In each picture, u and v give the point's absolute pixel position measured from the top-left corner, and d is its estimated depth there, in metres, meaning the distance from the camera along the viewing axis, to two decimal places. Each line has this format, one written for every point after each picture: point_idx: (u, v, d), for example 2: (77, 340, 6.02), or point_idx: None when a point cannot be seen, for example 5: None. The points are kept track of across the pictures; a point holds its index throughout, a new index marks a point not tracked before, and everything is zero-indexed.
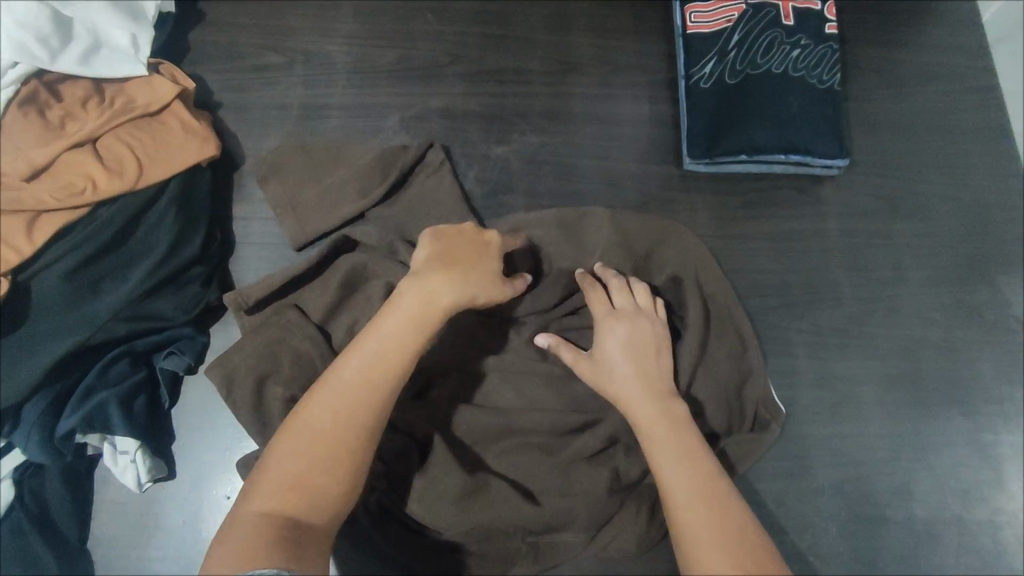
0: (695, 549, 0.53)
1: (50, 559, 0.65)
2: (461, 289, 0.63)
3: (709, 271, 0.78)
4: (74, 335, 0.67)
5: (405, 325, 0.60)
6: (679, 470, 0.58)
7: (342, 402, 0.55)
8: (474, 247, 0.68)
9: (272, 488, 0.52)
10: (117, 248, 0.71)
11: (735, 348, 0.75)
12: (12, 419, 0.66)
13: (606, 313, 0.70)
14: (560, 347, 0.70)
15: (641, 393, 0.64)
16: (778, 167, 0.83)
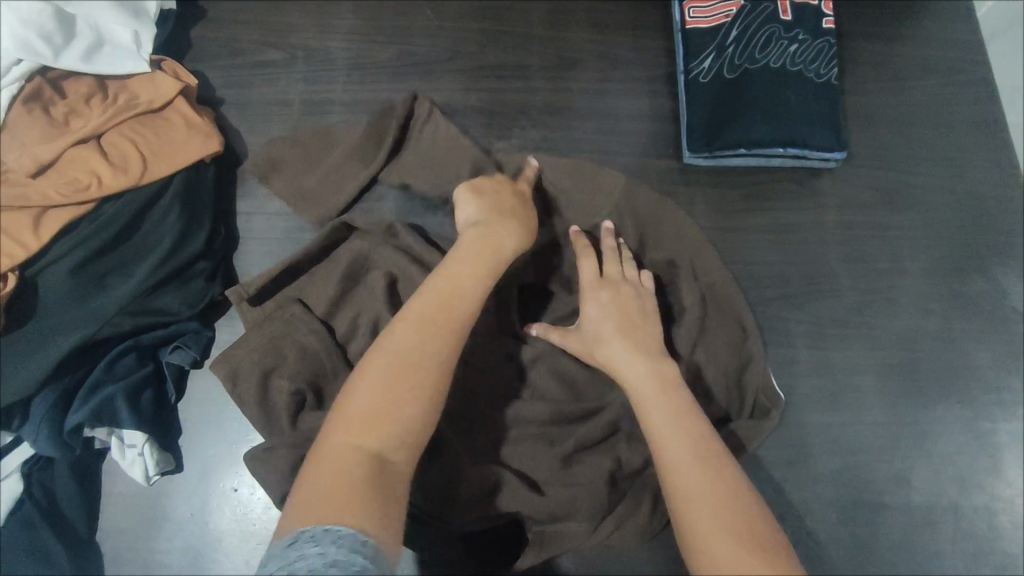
0: (688, 513, 0.54)
1: (60, 551, 0.66)
2: (519, 238, 0.68)
3: (710, 262, 0.78)
4: (80, 330, 0.67)
5: (467, 266, 0.63)
6: (670, 436, 0.59)
7: (422, 336, 0.57)
8: (519, 199, 0.72)
9: (360, 419, 0.52)
10: (123, 244, 0.71)
11: (735, 336, 0.76)
12: (21, 412, 0.67)
13: (592, 283, 0.71)
14: (550, 333, 0.71)
15: (633, 362, 0.65)
16: (777, 160, 0.84)
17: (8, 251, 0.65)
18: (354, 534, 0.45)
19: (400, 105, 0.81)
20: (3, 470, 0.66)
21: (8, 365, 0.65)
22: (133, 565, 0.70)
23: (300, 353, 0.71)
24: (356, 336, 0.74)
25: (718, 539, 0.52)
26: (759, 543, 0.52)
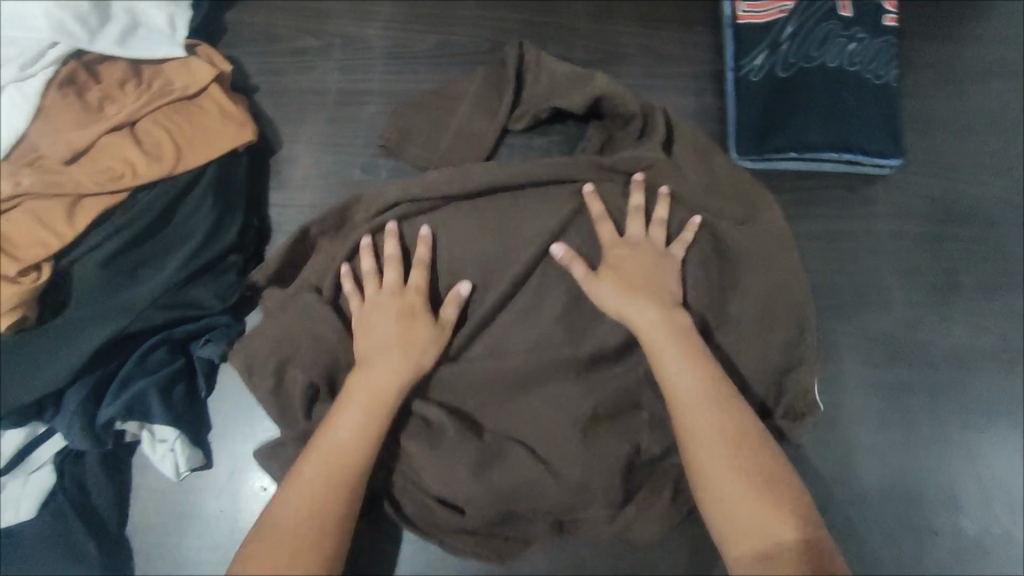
0: (705, 458, 0.57)
1: (91, 545, 0.65)
2: (401, 372, 0.63)
3: (784, 262, 0.72)
4: (112, 323, 0.65)
5: (357, 408, 0.61)
6: (687, 385, 0.60)
7: (311, 495, 0.57)
8: (408, 317, 0.65)
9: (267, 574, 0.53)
10: (155, 235, 0.69)
11: (792, 337, 0.70)
12: (52, 405, 0.65)
13: (613, 242, 0.68)
14: (574, 262, 0.67)
15: (646, 322, 0.64)
16: (829, 166, 0.80)
17: (41, 240, 0.64)
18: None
19: (511, 55, 0.79)
20: (36, 461, 0.65)
21: (38, 359, 0.63)
22: (163, 561, 0.69)
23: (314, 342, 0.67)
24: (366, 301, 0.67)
25: (730, 484, 0.56)
26: (763, 477, 0.56)
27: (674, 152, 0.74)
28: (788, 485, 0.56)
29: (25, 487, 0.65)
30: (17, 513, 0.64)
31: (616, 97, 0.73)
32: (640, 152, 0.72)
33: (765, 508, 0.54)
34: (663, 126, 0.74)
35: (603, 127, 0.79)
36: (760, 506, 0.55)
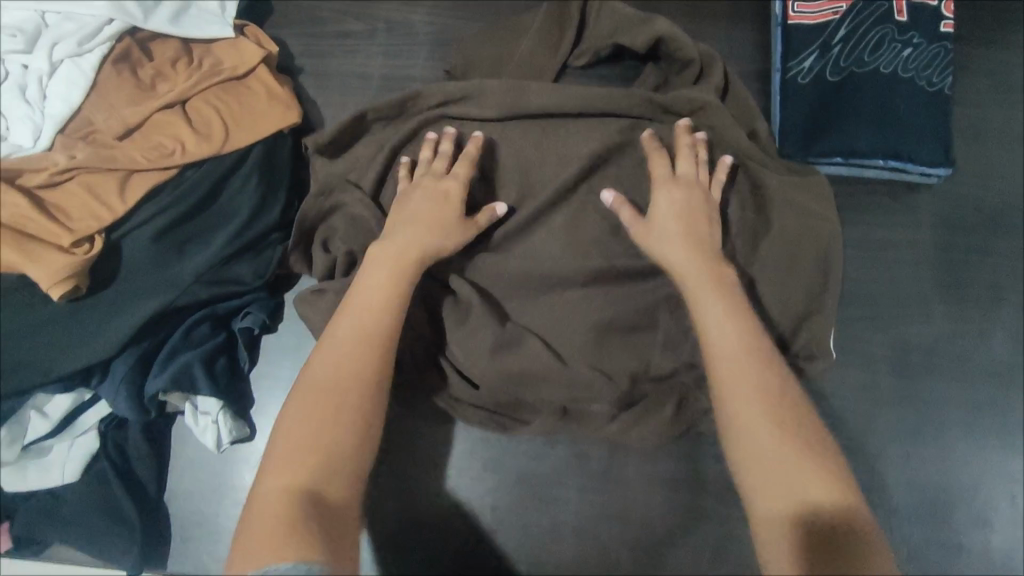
0: (738, 385, 0.57)
1: (131, 509, 0.67)
2: (432, 246, 0.66)
3: (822, 201, 0.76)
4: (160, 296, 0.67)
5: (371, 305, 0.61)
6: (721, 325, 0.60)
7: (344, 360, 0.58)
8: (442, 201, 0.68)
9: (288, 462, 0.52)
10: (202, 212, 0.71)
11: (814, 283, 0.74)
12: (101, 370, 0.66)
13: (665, 176, 0.70)
14: (620, 206, 0.70)
15: (677, 254, 0.65)
16: (873, 172, 0.79)
17: (94, 212, 0.65)
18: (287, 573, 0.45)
19: None
20: (82, 425, 0.67)
21: (88, 327, 0.65)
22: (199, 529, 0.70)
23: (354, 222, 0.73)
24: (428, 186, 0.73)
25: (766, 414, 0.55)
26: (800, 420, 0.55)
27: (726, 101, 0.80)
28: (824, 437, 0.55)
29: (68, 452, 0.67)
30: (61, 477, 0.66)
31: (682, 42, 0.78)
32: (694, 93, 0.77)
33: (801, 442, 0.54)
34: (721, 74, 0.79)
35: (659, 70, 0.83)
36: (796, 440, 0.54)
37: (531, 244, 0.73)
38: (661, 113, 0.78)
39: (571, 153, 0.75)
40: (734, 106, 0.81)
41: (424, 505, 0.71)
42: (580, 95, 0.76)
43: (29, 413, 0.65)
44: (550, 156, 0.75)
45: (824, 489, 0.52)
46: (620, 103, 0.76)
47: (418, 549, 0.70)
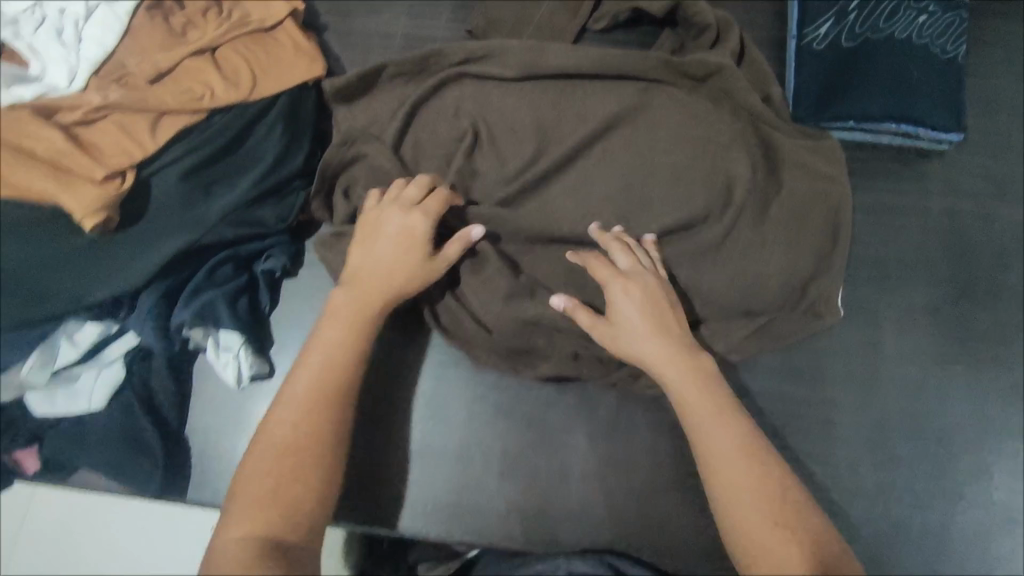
0: (718, 470, 0.60)
1: (154, 438, 0.70)
2: (395, 287, 0.67)
3: (829, 156, 0.78)
4: (186, 234, 0.69)
5: (332, 358, 0.63)
6: (698, 405, 0.63)
7: (301, 414, 0.60)
8: (410, 240, 0.68)
9: (244, 514, 0.54)
10: (228, 156, 0.73)
11: (824, 244, 0.75)
12: (128, 303, 0.68)
13: (615, 274, 0.69)
14: (578, 311, 0.68)
15: (643, 340, 0.66)
16: (885, 138, 0.80)
17: (126, 149, 0.67)
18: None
19: None
20: (108, 357, 0.69)
21: (117, 260, 0.67)
22: (217, 459, 0.72)
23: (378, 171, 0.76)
24: (455, 141, 0.77)
25: (742, 497, 0.58)
26: (773, 491, 0.58)
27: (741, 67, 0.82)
28: (800, 507, 0.58)
29: (94, 382, 0.69)
30: (89, 404, 0.68)
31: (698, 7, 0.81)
32: (709, 57, 0.79)
33: (775, 518, 0.57)
34: (737, 40, 0.81)
35: (676, 36, 0.85)
36: (770, 516, 0.57)
37: (546, 200, 0.76)
38: (678, 77, 0.80)
39: (586, 112, 0.77)
40: (750, 73, 0.82)
41: (438, 445, 0.73)
42: (597, 56, 0.78)
43: (60, 341, 0.67)
44: (566, 113, 0.77)
45: (797, 553, 0.55)
46: (638, 66, 0.78)
47: (431, 488, 0.72)
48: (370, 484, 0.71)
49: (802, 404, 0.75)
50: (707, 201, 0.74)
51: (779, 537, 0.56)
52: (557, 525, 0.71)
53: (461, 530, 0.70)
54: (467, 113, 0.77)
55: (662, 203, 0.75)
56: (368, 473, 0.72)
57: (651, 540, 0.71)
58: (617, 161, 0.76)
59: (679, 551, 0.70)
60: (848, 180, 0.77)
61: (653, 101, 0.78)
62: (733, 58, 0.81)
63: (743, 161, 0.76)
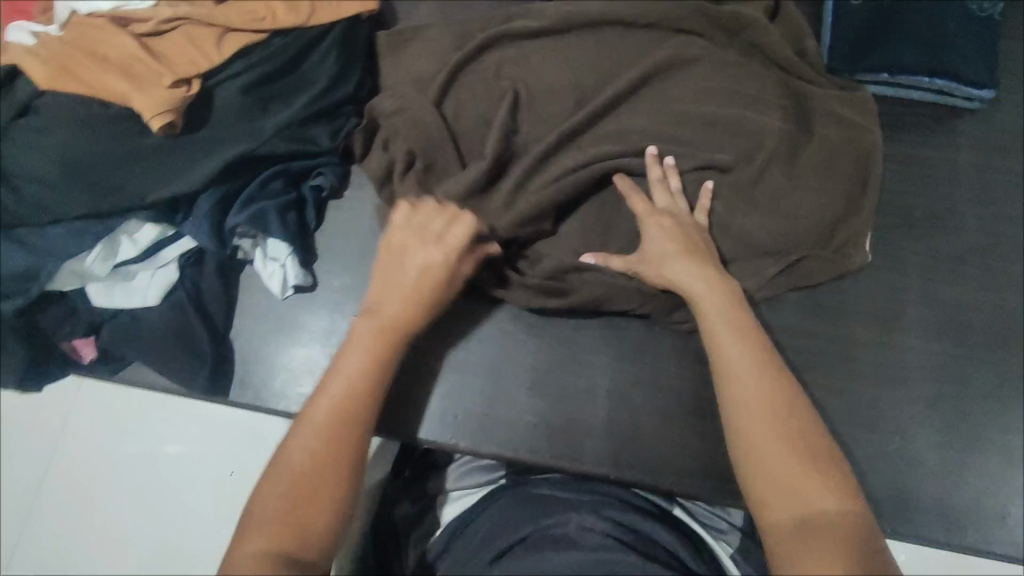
0: (746, 408, 0.57)
1: (204, 336, 0.73)
2: (418, 318, 0.65)
3: (861, 101, 0.80)
4: (243, 144, 0.72)
5: (352, 384, 0.59)
6: (734, 345, 0.61)
7: (320, 440, 0.56)
8: (436, 272, 0.66)
9: (259, 534, 0.51)
10: (285, 76, 0.76)
11: (854, 188, 0.77)
12: (186, 207, 0.72)
13: (647, 210, 0.72)
14: (610, 257, 0.73)
15: (672, 260, 0.68)
16: (919, 93, 0.83)
17: (193, 61, 0.71)
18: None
19: None
20: (162, 259, 0.72)
21: (178, 164, 0.70)
22: (260, 364, 0.76)
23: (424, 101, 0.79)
24: (495, 80, 0.80)
25: (771, 436, 0.56)
26: (804, 438, 0.55)
27: (779, 21, 0.83)
28: (833, 457, 0.55)
29: (149, 280, 0.73)
30: (145, 300, 0.72)
31: None
32: (745, 11, 0.80)
33: (801, 462, 0.54)
34: None
35: None
36: (798, 464, 0.54)
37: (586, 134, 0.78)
38: (710, 30, 0.82)
39: (625, 58, 0.81)
40: (784, 29, 0.84)
41: (471, 362, 0.76)
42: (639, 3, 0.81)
43: (120, 238, 0.71)
44: (607, 56, 0.81)
45: (823, 494, 0.52)
46: (676, 15, 0.81)
47: (462, 401, 0.75)
48: (404, 392, 0.74)
49: (827, 341, 0.76)
50: (740, 144, 0.77)
51: (807, 478, 0.53)
52: (583, 442, 0.73)
53: (488, 442, 0.74)
54: (512, 59, 0.80)
55: (694, 144, 0.77)
56: (405, 382, 0.75)
57: (674, 460, 0.73)
58: (658, 103, 0.79)
59: (701, 471, 0.72)
60: (879, 129, 0.79)
61: (694, 46, 0.80)
62: (769, 13, 0.83)
63: (771, 115, 0.78)
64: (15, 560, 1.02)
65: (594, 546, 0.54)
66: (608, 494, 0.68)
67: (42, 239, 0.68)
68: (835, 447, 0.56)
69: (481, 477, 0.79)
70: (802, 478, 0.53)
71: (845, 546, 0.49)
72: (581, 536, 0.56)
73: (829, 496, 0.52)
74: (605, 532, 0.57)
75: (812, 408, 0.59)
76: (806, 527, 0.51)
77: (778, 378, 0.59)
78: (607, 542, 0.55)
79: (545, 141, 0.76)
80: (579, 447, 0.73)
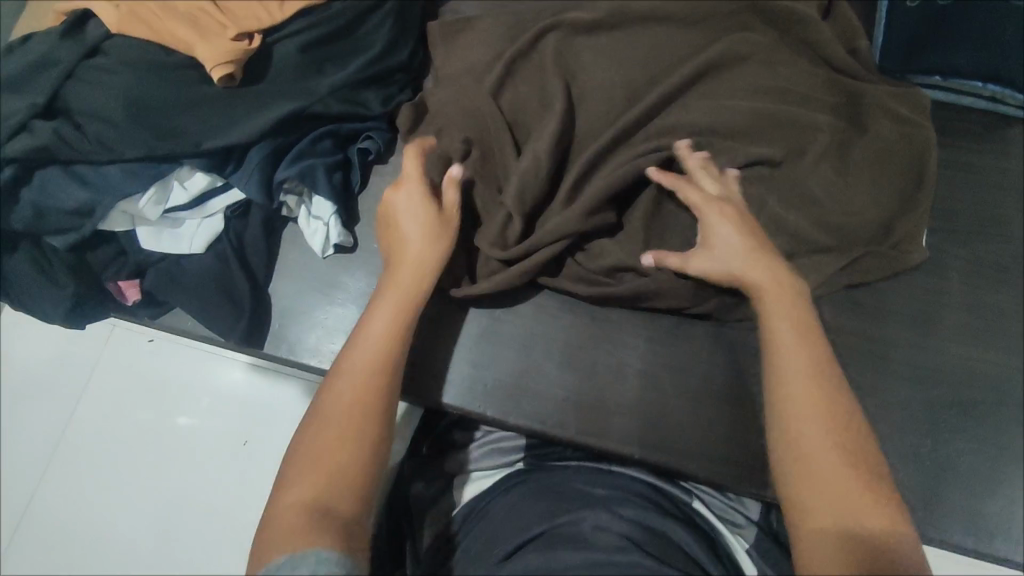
0: (797, 418, 0.56)
1: (245, 287, 0.74)
2: (431, 264, 0.66)
3: (916, 102, 0.80)
4: (298, 100, 0.73)
5: (376, 335, 0.61)
6: (790, 351, 0.60)
7: (349, 387, 0.57)
8: (425, 210, 0.68)
9: (296, 481, 0.52)
10: (342, 39, 0.77)
11: (909, 183, 0.78)
12: (237, 158, 0.73)
13: (705, 199, 0.70)
14: (666, 258, 0.71)
15: (737, 257, 0.67)
16: (971, 99, 0.83)
17: (257, 16, 0.73)
18: (290, 558, 0.46)
19: None
20: (210, 209, 0.74)
21: (234, 114, 0.72)
22: (295, 320, 0.76)
23: (477, 75, 0.80)
24: (549, 61, 0.79)
25: (824, 449, 0.54)
26: (856, 454, 0.54)
27: (832, 18, 0.83)
28: (881, 478, 0.53)
29: (197, 228, 0.74)
30: (190, 247, 0.74)
31: None
32: (796, 5, 0.80)
33: (854, 481, 0.52)
34: None
35: None
36: (851, 480, 0.52)
37: (639, 121, 0.78)
38: (761, 23, 0.82)
39: (677, 44, 0.81)
40: (835, 27, 0.83)
41: (505, 333, 0.77)
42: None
43: (172, 184, 0.72)
44: (660, 42, 0.81)
45: (874, 516, 0.50)
46: (730, 7, 0.81)
47: (494, 371, 0.75)
48: (436, 356, 0.75)
49: (863, 338, 0.76)
50: (789, 136, 0.77)
51: (862, 496, 0.51)
52: (613, 421, 0.73)
53: (517, 413, 0.74)
54: (566, 39, 0.81)
55: (744, 134, 0.77)
56: (438, 347, 0.76)
57: (703, 446, 0.72)
58: (707, 92, 0.79)
59: (729, 459, 0.72)
60: (931, 126, 0.80)
61: (747, 37, 0.80)
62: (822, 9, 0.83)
63: (824, 113, 0.78)
64: (37, 502, 1.04)
65: (607, 550, 0.53)
66: (629, 488, 0.66)
67: (98, 178, 0.70)
68: (881, 460, 0.55)
69: (497, 460, 0.76)
70: (854, 493, 0.51)
71: (884, 565, 0.47)
72: (594, 538, 0.55)
73: (876, 515, 0.50)
74: (620, 533, 0.55)
75: (860, 418, 0.57)
76: (848, 541, 0.49)
77: (833, 388, 0.58)
78: (621, 544, 0.54)
79: (603, 137, 0.77)
80: (609, 427, 0.73)
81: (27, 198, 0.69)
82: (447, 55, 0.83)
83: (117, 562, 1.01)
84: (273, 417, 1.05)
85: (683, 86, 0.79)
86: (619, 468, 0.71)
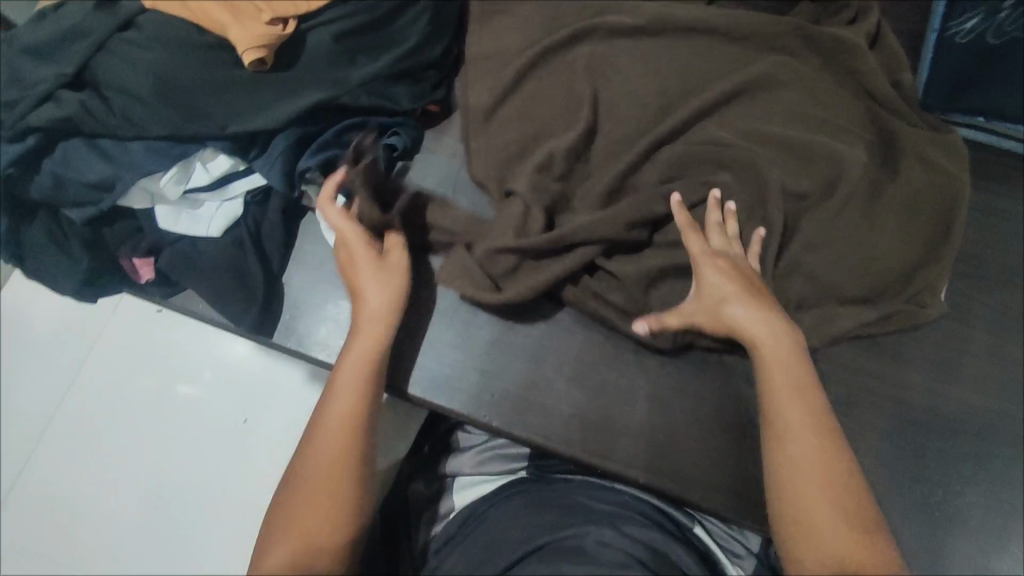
0: (797, 482, 0.54)
1: (258, 273, 0.73)
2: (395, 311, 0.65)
3: (952, 148, 0.78)
4: (327, 90, 0.72)
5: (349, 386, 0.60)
6: (794, 413, 0.58)
7: (325, 440, 0.57)
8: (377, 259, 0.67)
9: (278, 543, 0.52)
10: (376, 30, 0.76)
11: (933, 234, 0.76)
12: (261, 143, 0.72)
13: (704, 253, 0.68)
14: (662, 318, 0.69)
15: (733, 302, 0.65)
16: (1011, 143, 0.81)
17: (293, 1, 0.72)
18: None
19: None
20: (231, 192, 0.73)
21: (263, 100, 0.71)
22: (306, 311, 0.75)
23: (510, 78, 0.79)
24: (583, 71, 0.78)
25: (821, 514, 0.53)
26: (853, 519, 0.53)
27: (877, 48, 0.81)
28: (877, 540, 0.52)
29: (216, 211, 0.74)
30: (208, 230, 0.74)
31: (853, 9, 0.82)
32: (842, 34, 0.78)
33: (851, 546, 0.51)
34: (876, 21, 0.80)
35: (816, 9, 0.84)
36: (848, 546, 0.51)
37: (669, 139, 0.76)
38: (804, 50, 0.79)
39: (718, 63, 0.79)
40: (880, 58, 0.81)
41: (516, 342, 0.76)
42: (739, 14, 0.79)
43: (195, 165, 0.72)
44: (699, 59, 0.79)
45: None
46: (775, 29, 0.79)
47: (502, 380, 0.74)
48: (445, 360, 0.75)
49: (879, 379, 0.74)
50: (824, 169, 0.75)
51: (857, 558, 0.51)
52: (618, 442, 0.72)
53: (522, 426, 0.72)
54: (604, 48, 0.79)
55: (776, 162, 0.75)
56: (448, 351, 0.75)
57: (708, 475, 0.71)
58: (743, 114, 0.77)
59: (733, 490, 0.71)
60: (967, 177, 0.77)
61: (788, 62, 0.78)
62: (870, 37, 0.80)
63: (860, 148, 0.76)
64: (32, 468, 1.04)
65: (611, 568, 0.51)
66: (633, 507, 0.66)
67: (122, 153, 0.69)
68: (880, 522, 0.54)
69: (500, 466, 0.76)
70: (846, 554, 0.51)
71: None
72: (600, 554, 0.53)
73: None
74: (624, 550, 0.54)
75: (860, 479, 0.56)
76: None
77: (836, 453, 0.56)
78: (625, 562, 0.52)
79: (633, 152, 0.75)
80: (613, 448, 0.72)
81: (49, 167, 0.68)
82: (480, 53, 0.81)
83: (106, 536, 1.00)
84: (273, 402, 1.04)
85: (718, 104, 0.77)
86: (622, 486, 0.72)
